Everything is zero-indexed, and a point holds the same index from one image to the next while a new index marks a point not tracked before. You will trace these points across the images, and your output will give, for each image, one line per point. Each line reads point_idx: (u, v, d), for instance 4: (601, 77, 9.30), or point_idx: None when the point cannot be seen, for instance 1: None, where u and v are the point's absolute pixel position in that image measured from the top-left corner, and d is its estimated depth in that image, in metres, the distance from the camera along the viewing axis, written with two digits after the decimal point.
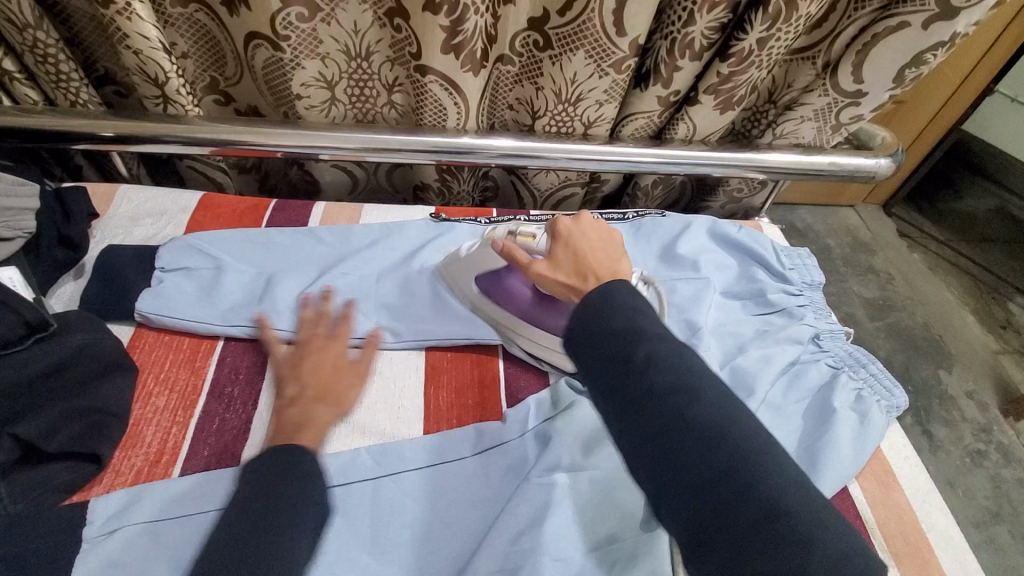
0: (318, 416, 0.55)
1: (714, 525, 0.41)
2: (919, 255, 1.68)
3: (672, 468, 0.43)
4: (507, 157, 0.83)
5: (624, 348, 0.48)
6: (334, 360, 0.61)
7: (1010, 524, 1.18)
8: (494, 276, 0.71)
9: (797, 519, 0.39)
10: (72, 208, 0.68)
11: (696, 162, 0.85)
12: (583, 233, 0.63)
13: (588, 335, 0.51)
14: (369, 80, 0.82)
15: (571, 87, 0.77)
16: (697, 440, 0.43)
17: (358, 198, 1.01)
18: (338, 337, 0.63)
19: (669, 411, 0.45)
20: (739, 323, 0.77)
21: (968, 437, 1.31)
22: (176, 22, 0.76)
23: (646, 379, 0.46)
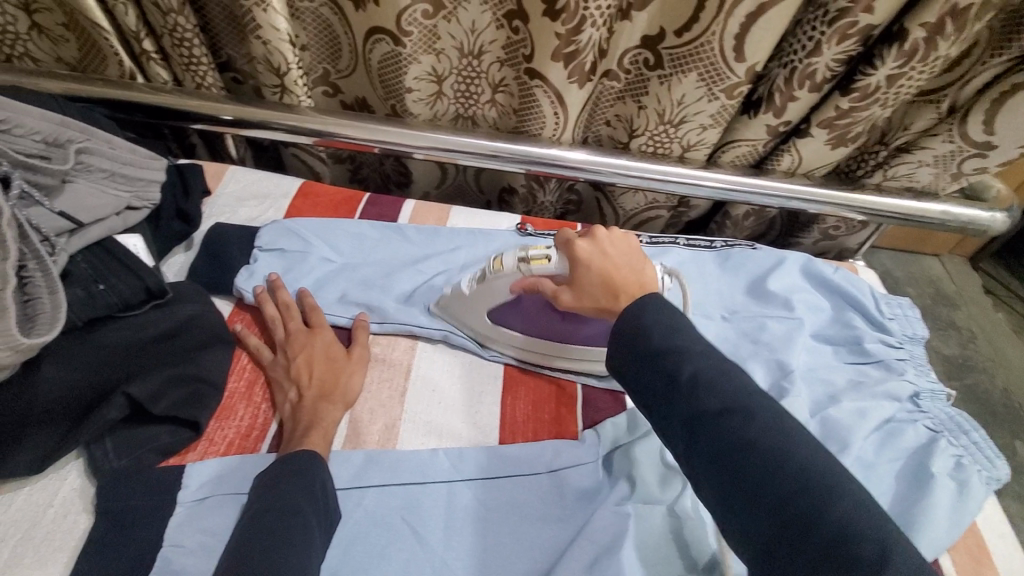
0: (324, 414, 0.58)
1: (783, 555, 0.38)
2: (1005, 315, 1.56)
3: (737, 495, 0.41)
4: (599, 174, 0.83)
5: (667, 374, 0.47)
6: (323, 355, 0.62)
7: None
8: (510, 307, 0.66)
9: (876, 543, 0.36)
10: (190, 184, 0.72)
11: (795, 196, 0.81)
12: (605, 247, 0.58)
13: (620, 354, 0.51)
14: (476, 78, 0.83)
15: (675, 108, 0.76)
16: (759, 464, 0.41)
17: (442, 195, 1.03)
18: (319, 332, 0.64)
19: (719, 432, 0.43)
20: (831, 369, 0.73)
21: None
22: (303, 15, 0.80)
23: (692, 404, 0.45)
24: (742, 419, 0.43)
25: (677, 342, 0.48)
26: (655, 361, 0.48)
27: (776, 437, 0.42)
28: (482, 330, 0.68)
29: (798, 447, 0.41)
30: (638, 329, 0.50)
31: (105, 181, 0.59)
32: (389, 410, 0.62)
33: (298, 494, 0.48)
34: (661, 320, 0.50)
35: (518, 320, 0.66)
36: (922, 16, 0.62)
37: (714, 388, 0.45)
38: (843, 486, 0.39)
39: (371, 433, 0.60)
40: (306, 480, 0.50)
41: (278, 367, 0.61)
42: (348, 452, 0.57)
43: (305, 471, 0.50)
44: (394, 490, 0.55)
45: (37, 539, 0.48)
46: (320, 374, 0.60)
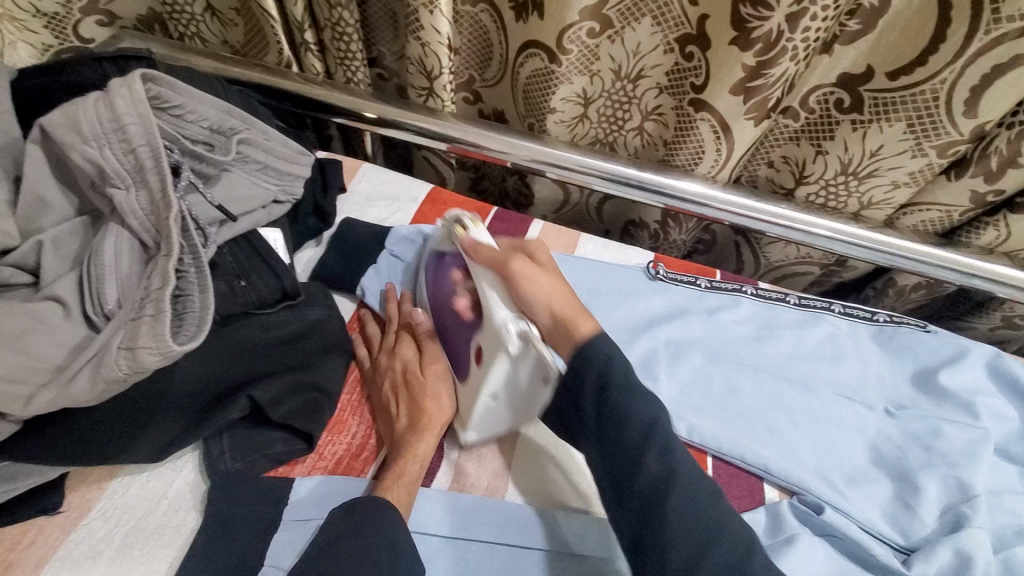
0: (412, 444, 0.53)
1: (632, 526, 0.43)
2: None
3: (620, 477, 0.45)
4: (751, 221, 0.74)
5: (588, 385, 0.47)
6: (415, 376, 0.58)
7: None
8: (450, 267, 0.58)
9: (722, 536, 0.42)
10: (329, 180, 0.72)
11: (991, 278, 0.69)
12: (539, 278, 0.51)
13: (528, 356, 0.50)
14: (627, 104, 0.77)
15: (866, 159, 0.66)
16: (668, 505, 0.43)
17: (559, 221, 0.98)
18: (407, 348, 0.60)
19: (641, 473, 0.44)
20: (1021, 499, 0.60)
21: None
22: (462, 19, 0.77)
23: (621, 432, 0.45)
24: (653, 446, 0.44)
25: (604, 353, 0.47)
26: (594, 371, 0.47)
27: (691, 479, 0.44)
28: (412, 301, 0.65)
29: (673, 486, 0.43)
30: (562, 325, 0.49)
31: (256, 172, 0.59)
32: (499, 454, 0.57)
33: (349, 550, 0.43)
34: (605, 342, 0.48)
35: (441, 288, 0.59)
36: None
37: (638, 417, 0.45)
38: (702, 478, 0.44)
39: (480, 478, 0.55)
40: (362, 533, 0.44)
41: (376, 386, 0.58)
42: (458, 495, 0.53)
43: (361, 519, 0.45)
44: (496, 550, 0.50)
45: (147, 530, 0.48)
46: (414, 390, 0.56)
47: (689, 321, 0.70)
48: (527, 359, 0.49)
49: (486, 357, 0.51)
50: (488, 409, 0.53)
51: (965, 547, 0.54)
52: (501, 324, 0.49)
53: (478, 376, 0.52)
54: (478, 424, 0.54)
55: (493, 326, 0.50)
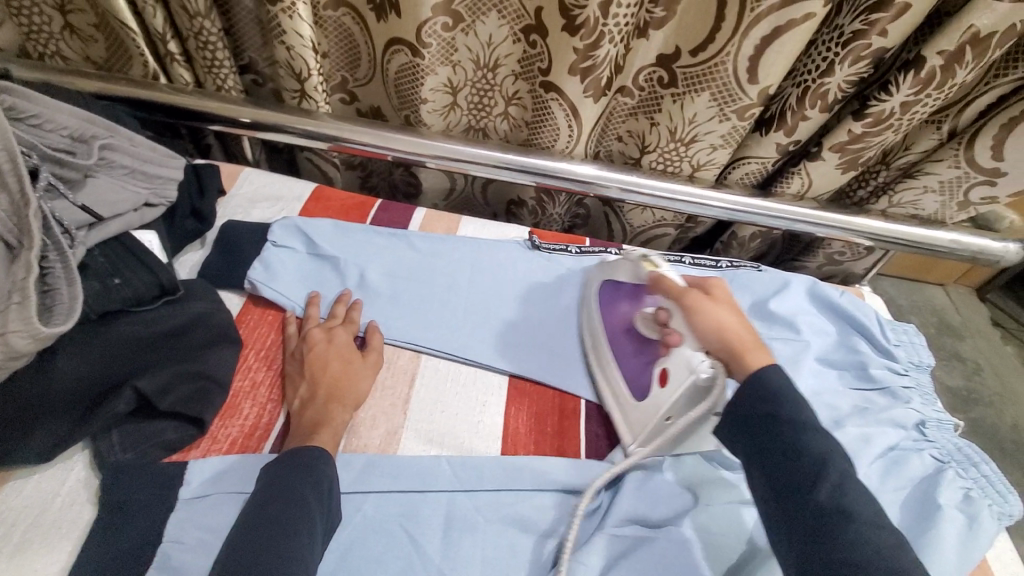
0: (336, 415, 0.57)
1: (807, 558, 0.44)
2: (1013, 348, 1.80)
3: (782, 510, 0.47)
4: (608, 189, 0.84)
5: (809, 476, 0.46)
6: (342, 353, 0.62)
7: None
8: (631, 296, 0.70)
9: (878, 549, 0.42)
10: (206, 184, 0.74)
11: (804, 218, 0.82)
12: (721, 312, 0.57)
13: (788, 480, 0.47)
14: (489, 90, 0.85)
15: (687, 126, 0.77)
16: (823, 509, 0.44)
17: (451, 206, 1.05)
18: (336, 329, 0.65)
19: (814, 490, 0.45)
20: (837, 394, 0.72)
21: None
22: (326, 23, 0.82)
23: (844, 532, 0.43)
24: (862, 546, 0.42)
25: (821, 448, 0.47)
26: (796, 459, 0.47)
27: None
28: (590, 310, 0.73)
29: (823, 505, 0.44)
30: (802, 429, 0.48)
31: (124, 177, 0.61)
32: (392, 417, 0.62)
33: (294, 485, 0.48)
34: (784, 382, 0.51)
35: (619, 310, 0.70)
36: (939, 44, 0.63)
37: (858, 514, 0.44)
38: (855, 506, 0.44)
39: (374, 437, 0.60)
40: (308, 473, 0.50)
41: (292, 364, 0.62)
42: (350, 455, 0.57)
43: (307, 465, 0.50)
44: (391, 497, 0.55)
45: (45, 526, 0.49)
46: (332, 369, 0.61)
47: (563, 283, 0.79)
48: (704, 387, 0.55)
49: (670, 378, 0.58)
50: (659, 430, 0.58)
51: None
52: (692, 353, 0.57)
53: (661, 399, 0.58)
54: (640, 434, 0.59)
55: (685, 356, 0.57)
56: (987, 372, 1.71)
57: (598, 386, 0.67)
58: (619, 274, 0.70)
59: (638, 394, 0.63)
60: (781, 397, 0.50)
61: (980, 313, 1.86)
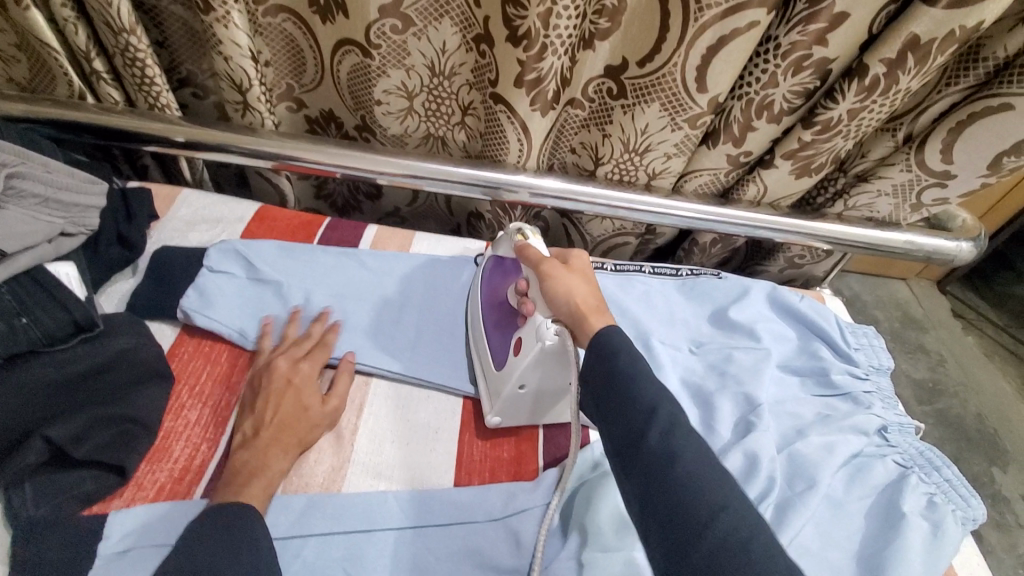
0: (275, 463, 0.53)
1: (662, 535, 0.41)
2: (975, 338, 1.85)
3: (638, 485, 0.43)
4: (564, 201, 0.82)
5: (637, 436, 0.44)
6: (301, 392, 0.58)
7: None
8: (506, 270, 0.68)
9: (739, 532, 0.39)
10: (134, 209, 0.70)
11: (761, 225, 0.82)
12: (568, 278, 0.56)
13: (621, 436, 0.45)
14: (447, 99, 0.83)
15: (640, 137, 0.76)
16: (676, 477, 0.41)
17: (417, 209, 1.01)
18: (301, 364, 0.61)
19: (667, 463, 0.42)
20: (799, 402, 0.71)
21: None
22: (265, 31, 0.78)
23: (676, 476, 0.41)
24: (693, 485, 0.41)
25: (648, 396, 0.45)
26: (633, 413, 0.45)
27: (752, 520, 0.40)
28: (473, 285, 0.73)
29: (674, 471, 0.42)
30: (635, 384, 0.46)
31: (36, 207, 0.57)
32: (338, 451, 0.58)
33: (214, 554, 0.44)
34: (625, 340, 0.49)
35: (494, 285, 0.69)
36: (882, 52, 0.62)
37: (685, 455, 0.42)
38: (707, 472, 0.41)
39: (316, 475, 0.56)
40: (234, 538, 0.45)
41: (247, 393, 0.59)
42: (289, 497, 0.53)
43: (234, 528, 0.46)
44: (332, 540, 0.52)
45: None
46: (285, 409, 0.57)
47: None
48: (556, 350, 0.57)
49: (524, 344, 0.58)
50: (514, 397, 0.60)
51: (752, 448, 0.64)
52: (540, 320, 0.57)
53: (515, 363, 0.59)
54: (495, 403, 0.60)
55: (537, 322, 0.57)
56: (952, 364, 1.75)
57: (472, 360, 0.67)
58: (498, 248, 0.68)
59: (496, 363, 0.62)
60: (620, 355, 0.48)
61: (942, 305, 1.90)
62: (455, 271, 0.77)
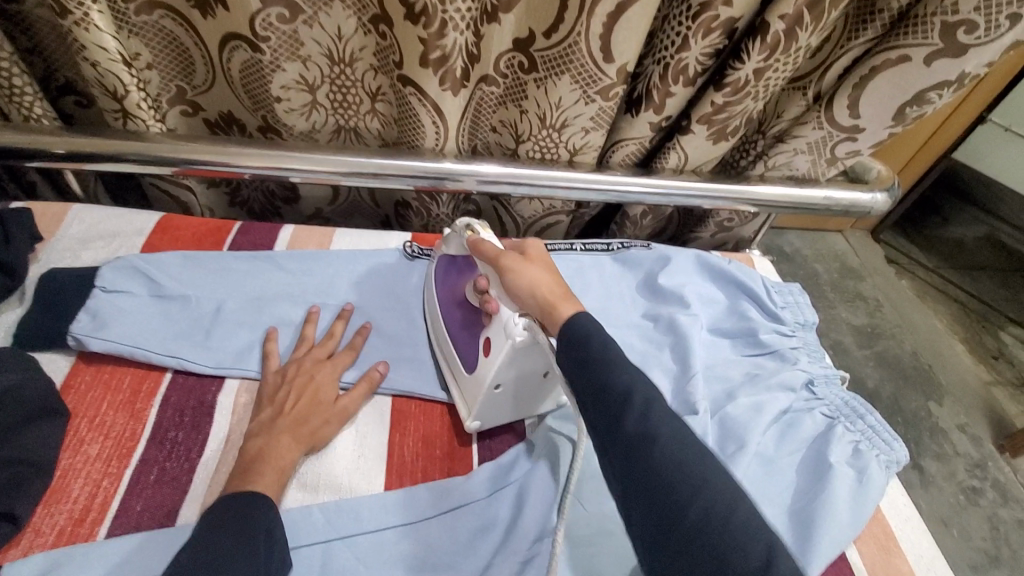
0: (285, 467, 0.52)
1: (670, 546, 0.37)
2: (908, 281, 1.94)
3: (642, 492, 0.39)
4: (490, 185, 0.80)
5: (616, 419, 0.42)
6: (331, 389, 0.59)
7: (1010, 569, 1.36)
8: (466, 267, 0.67)
9: (707, 508, 0.38)
10: (13, 232, 0.64)
11: (687, 193, 0.82)
12: (527, 270, 0.54)
13: (601, 417, 0.44)
14: (352, 88, 0.79)
15: (555, 112, 0.75)
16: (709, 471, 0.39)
17: (339, 210, 0.97)
18: (326, 363, 0.61)
19: (660, 448, 0.40)
20: (729, 365, 0.72)
21: (963, 475, 1.51)
22: (142, 30, 0.72)
23: (658, 455, 0.40)
24: (682, 470, 0.39)
25: (620, 382, 0.43)
26: (608, 396, 0.43)
27: (719, 492, 0.38)
28: (428, 290, 0.70)
29: (669, 465, 0.39)
30: (602, 366, 0.44)
31: None
32: None
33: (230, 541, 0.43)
34: (593, 324, 0.48)
35: (453, 286, 0.67)
36: (779, 8, 0.63)
37: (665, 435, 0.41)
38: (677, 464, 0.39)
39: None
40: (247, 526, 0.45)
41: (269, 382, 0.59)
42: None
43: (245, 514, 0.46)
44: None
45: None
46: (311, 409, 0.57)
47: None
48: (527, 346, 0.55)
49: (491, 345, 0.57)
50: (491, 398, 0.59)
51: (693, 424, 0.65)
52: (507, 317, 0.56)
53: (488, 366, 0.57)
54: (472, 407, 0.59)
55: (502, 321, 0.56)
56: (887, 307, 1.82)
57: (443, 370, 0.65)
58: (449, 247, 0.67)
59: (468, 366, 0.61)
60: (591, 337, 0.47)
61: (877, 253, 1.98)
62: (379, 266, 0.74)
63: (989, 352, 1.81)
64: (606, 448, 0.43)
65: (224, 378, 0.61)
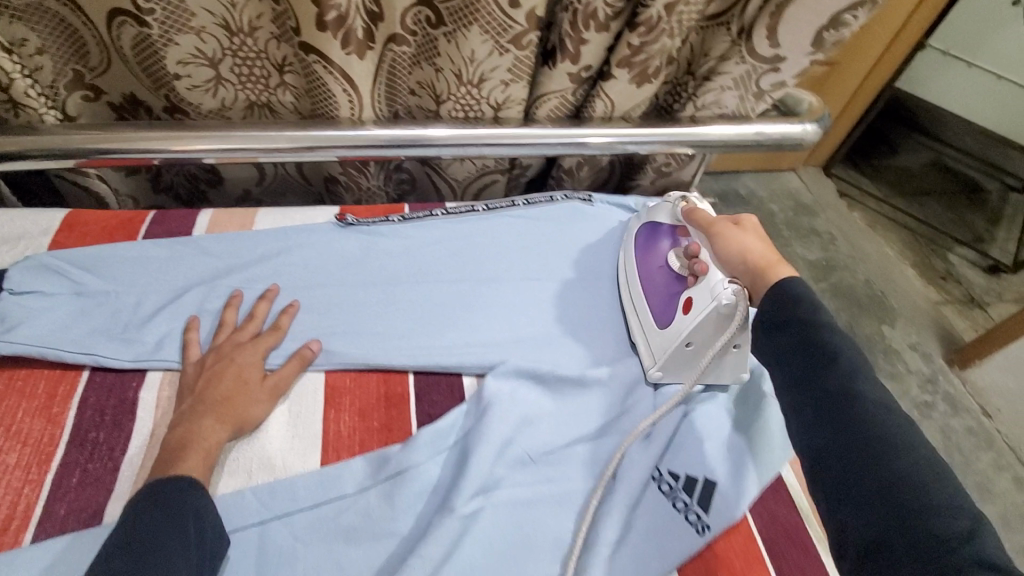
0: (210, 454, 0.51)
1: (870, 512, 0.42)
2: (861, 213, 1.98)
3: (839, 465, 0.45)
4: (418, 147, 0.77)
5: (820, 369, 0.49)
6: (250, 372, 0.58)
7: (961, 473, 1.45)
8: (668, 234, 0.70)
9: (894, 478, 0.43)
10: None
11: (619, 138, 0.80)
12: (742, 237, 0.60)
13: (799, 370, 0.50)
14: (257, 58, 0.74)
15: (470, 66, 0.72)
16: (903, 442, 0.44)
17: (270, 190, 0.93)
18: (246, 346, 0.60)
19: (853, 414, 0.46)
20: None
21: (916, 390, 1.58)
22: (24, 14, 0.67)
23: (887, 437, 0.44)
24: (889, 445, 0.44)
25: (834, 344, 0.49)
26: (808, 356, 0.50)
27: (926, 460, 0.43)
28: (625, 253, 0.74)
29: (864, 435, 0.45)
30: (816, 328, 0.50)
31: None
32: None
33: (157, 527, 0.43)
34: (807, 288, 0.53)
35: (653, 251, 0.70)
36: None
37: (867, 398, 0.47)
38: (857, 433, 0.45)
39: None
40: (174, 511, 0.44)
41: (188, 373, 0.57)
42: None
43: (173, 499, 0.45)
44: None
45: None
46: (228, 393, 0.55)
47: (385, 261, 0.72)
48: (727, 312, 0.59)
49: (694, 303, 0.61)
50: (680, 353, 0.63)
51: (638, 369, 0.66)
52: (718, 280, 0.60)
53: (684, 321, 0.62)
54: (660, 358, 0.65)
55: (711, 283, 0.61)
56: (841, 241, 1.86)
57: (630, 326, 0.71)
58: (658, 215, 0.71)
59: (661, 323, 0.66)
60: (800, 299, 0.53)
61: (828, 188, 2.01)
62: (309, 241, 0.71)
63: (937, 272, 1.87)
64: (805, 418, 0.49)
65: (146, 371, 0.59)
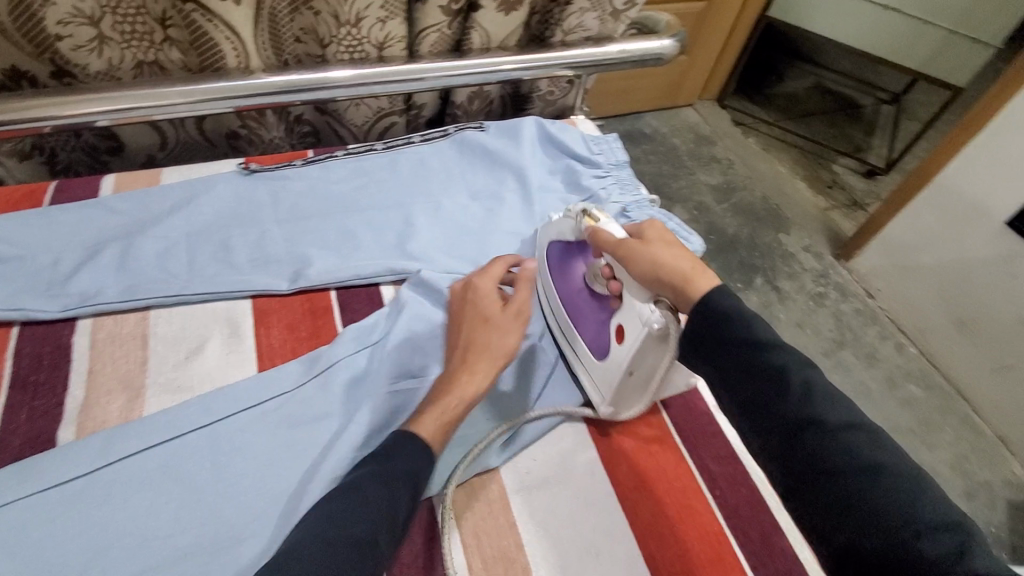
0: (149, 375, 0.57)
1: (854, 537, 0.43)
2: (755, 139, 2.15)
3: (820, 490, 0.45)
4: (312, 90, 0.81)
5: (779, 415, 0.48)
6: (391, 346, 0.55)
7: (853, 347, 1.60)
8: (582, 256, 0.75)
9: (873, 501, 0.42)
10: None
11: (499, 63, 0.87)
12: (656, 250, 0.59)
13: (754, 397, 0.49)
14: (138, 15, 0.76)
15: (346, 5, 0.77)
16: (879, 461, 0.44)
17: (178, 158, 0.95)
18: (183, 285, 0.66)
19: (829, 440, 0.45)
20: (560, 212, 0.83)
21: (810, 284, 1.72)
22: None
23: (866, 460, 0.44)
24: (864, 464, 0.44)
25: (779, 359, 0.49)
26: (760, 380, 0.49)
27: (907, 478, 0.43)
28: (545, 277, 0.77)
29: (841, 462, 0.44)
30: (755, 350, 0.49)
31: None
32: (127, 385, 0.60)
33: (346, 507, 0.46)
34: (730, 298, 0.53)
35: (572, 276, 0.74)
36: None
37: (831, 421, 0.46)
38: (828, 463, 0.45)
39: (112, 408, 0.58)
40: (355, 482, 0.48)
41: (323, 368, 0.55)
42: (82, 440, 0.54)
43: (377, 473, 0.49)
44: (142, 457, 0.54)
45: None
46: None
47: (295, 200, 0.77)
48: (659, 338, 0.61)
49: (626, 334, 0.64)
50: (623, 382, 0.66)
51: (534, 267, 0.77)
52: (641, 304, 0.62)
53: (621, 352, 0.65)
54: (606, 390, 0.67)
55: (637, 310, 0.63)
56: (739, 164, 2.04)
57: (568, 354, 0.74)
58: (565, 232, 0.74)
59: (599, 355, 0.68)
60: (731, 313, 0.52)
61: (723, 118, 2.18)
62: (218, 188, 0.75)
63: (824, 183, 2.06)
64: (773, 445, 0.49)
65: (75, 320, 0.63)
